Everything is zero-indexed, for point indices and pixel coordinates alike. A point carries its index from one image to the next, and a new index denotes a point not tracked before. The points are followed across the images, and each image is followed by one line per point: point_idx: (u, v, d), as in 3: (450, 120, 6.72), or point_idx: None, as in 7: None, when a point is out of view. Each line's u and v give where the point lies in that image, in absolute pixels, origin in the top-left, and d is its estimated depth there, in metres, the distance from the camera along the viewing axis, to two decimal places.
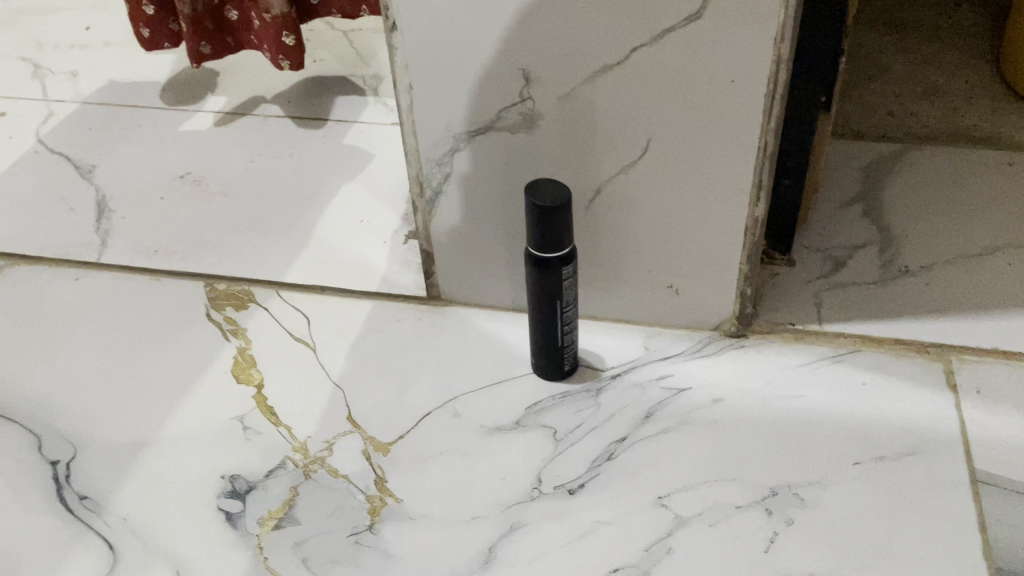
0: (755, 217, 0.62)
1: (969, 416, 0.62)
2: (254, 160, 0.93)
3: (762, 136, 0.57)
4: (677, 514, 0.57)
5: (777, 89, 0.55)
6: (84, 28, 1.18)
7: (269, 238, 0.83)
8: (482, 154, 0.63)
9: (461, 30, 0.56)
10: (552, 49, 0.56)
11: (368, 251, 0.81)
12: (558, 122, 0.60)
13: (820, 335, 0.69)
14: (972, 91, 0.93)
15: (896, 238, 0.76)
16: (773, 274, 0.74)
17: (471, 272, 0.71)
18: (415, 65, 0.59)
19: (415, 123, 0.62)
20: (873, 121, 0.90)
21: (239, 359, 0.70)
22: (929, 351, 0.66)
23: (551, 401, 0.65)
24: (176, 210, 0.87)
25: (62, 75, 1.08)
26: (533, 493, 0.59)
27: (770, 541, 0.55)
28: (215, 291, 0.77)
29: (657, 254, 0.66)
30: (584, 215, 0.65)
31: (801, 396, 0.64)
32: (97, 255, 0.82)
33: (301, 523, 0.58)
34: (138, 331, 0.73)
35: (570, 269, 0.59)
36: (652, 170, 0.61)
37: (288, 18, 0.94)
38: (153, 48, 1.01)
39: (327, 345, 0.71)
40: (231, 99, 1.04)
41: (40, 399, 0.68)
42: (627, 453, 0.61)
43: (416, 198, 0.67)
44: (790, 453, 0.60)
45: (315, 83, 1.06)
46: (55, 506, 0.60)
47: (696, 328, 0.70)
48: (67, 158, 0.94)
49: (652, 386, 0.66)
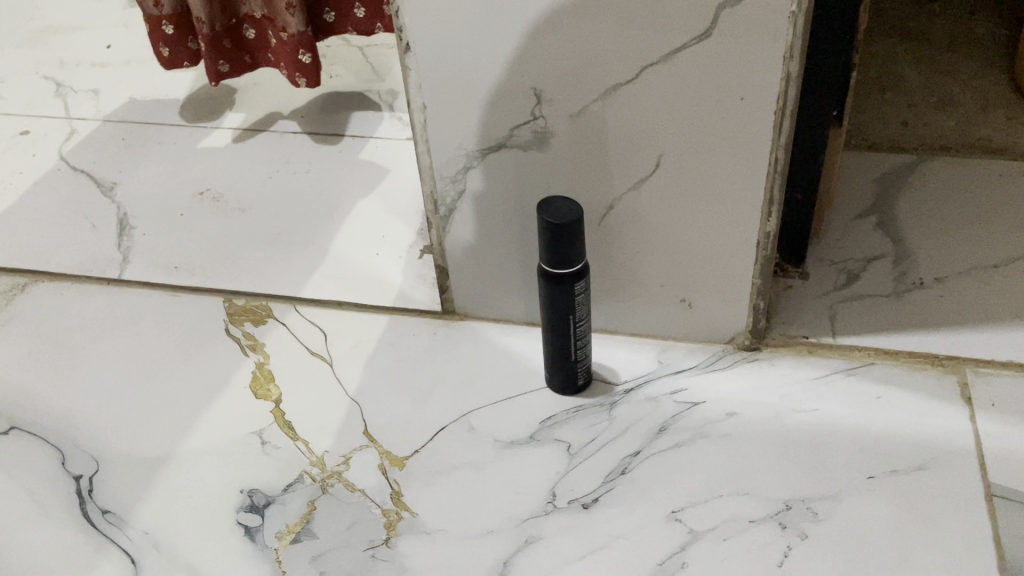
0: (767, 232, 0.62)
1: (984, 429, 0.62)
2: (271, 176, 0.95)
3: (773, 152, 0.58)
4: (691, 529, 0.57)
5: (787, 105, 0.55)
6: (105, 47, 1.20)
7: (286, 254, 0.84)
8: (495, 171, 0.64)
9: (474, 50, 0.57)
10: (563, 68, 0.57)
11: (383, 266, 0.82)
12: (571, 139, 0.60)
13: (834, 348, 0.69)
14: (986, 101, 0.93)
15: (910, 250, 0.76)
16: (786, 286, 0.74)
17: (485, 288, 0.72)
18: (429, 84, 0.60)
19: (429, 142, 0.63)
20: (886, 132, 0.90)
21: (258, 374, 0.71)
22: (943, 364, 0.66)
23: (564, 415, 0.66)
24: (195, 227, 0.88)
25: (84, 93, 1.10)
26: (547, 508, 0.59)
27: (783, 555, 0.55)
28: (233, 307, 0.78)
29: (670, 268, 0.66)
30: (597, 231, 0.66)
31: (815, 409, 0.64)
32: (118, 271, 0.83)
33: (319, 537, 0.59)
34: (159, 347, 0.75)
35: (583, 285, 0.60)
36: (663, 187, 0.62)
37: (305, 36, 0.95)
38: (172, 67, 1.03)
39: (343, 359, 0.72)
40: (250, 115, 1.05)
41: (63, 414, 0.69)
42: (640, 466, 0.62)
43: (430, 215, 0.68)
44: (804, 467, 0.60)
45: (332, 99, 1.07)
46: (79, 520, 0.61)
47: (710, 342, 0.71)
48: (89, 176, 0.96)
49: (665, 400, 0.66)
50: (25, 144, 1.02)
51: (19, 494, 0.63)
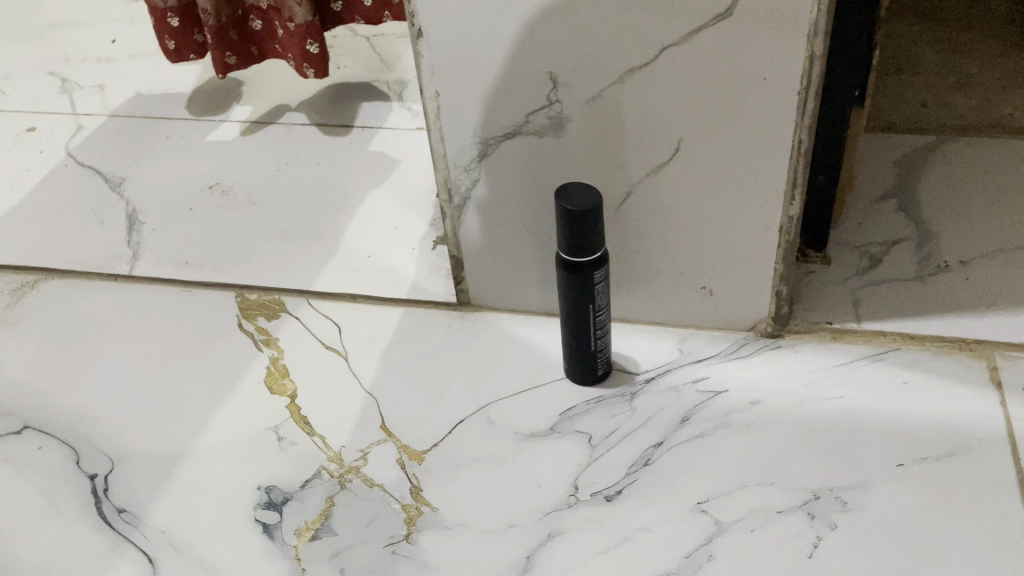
0: (790, 216, 0.61)
1: (1014, 414, 0.60)
2: (281, 169, 0.94)
3: (796, 133, 0.56)
4: (717, 520, 0.56)
5: (811, 85, 0.54)
6: (110, 41, 1.19)
7: (298, 247, 0.83)
8: (509, 158, 0.62)
9: (487, 35, 0.56)
10: (578, 52, 0.55)
11: (396, 257, 0.81)
12: (587, 125, 0.59)
13: (859, 334, 0.67)
14: (1007, 79, 0.91)
15: (933, 232, 0.75)
16: (808, 272, 0.73)
17: (501, 277, 0.71)
18: (442, 70, 0.58)
19: (443, 129, 0.62)
20: (905, 113, 0.88)
21: (272, 369, 0.70)
22: (970, 348, 0.65)
23: (584, 406, 0.65)
24: (204, 221, 0.87)
25: (90, 89, 1.09)
26: (569, 501, 0.58)
27: (813, 546, 0.54)
28: (246, 301, 0.77)
29: (689, 254, 0.65)
30: (614, 217, 0.64)
31: (840, 396, 0.63)
32: (129, 267, 0.82)
33: (339, 534, 0.58)
34: (172, 343, 0.74)
35: (603, 272, 0.59)
36: (683, 172, 0.60)
37: (312, 26, 0.94)
38: (178, 60, 1.01)
39: (359, 353, 0.71)
40: (257, 108, 1.04)
41: (75, 412, 0.68)
42: (664, 457, 0.60)
43: (444, 204, 0.67)
44: (832, 456, 0.59)
45: (340, 90, 1.06)
46: (95, 519, 0.60)
47: (731, 330, 0.69)
48: (96, 171, 0.95)
49: (687, 389, 0.65)
50: (31, 140, 1.01)
51: (35, 494, 0.62)
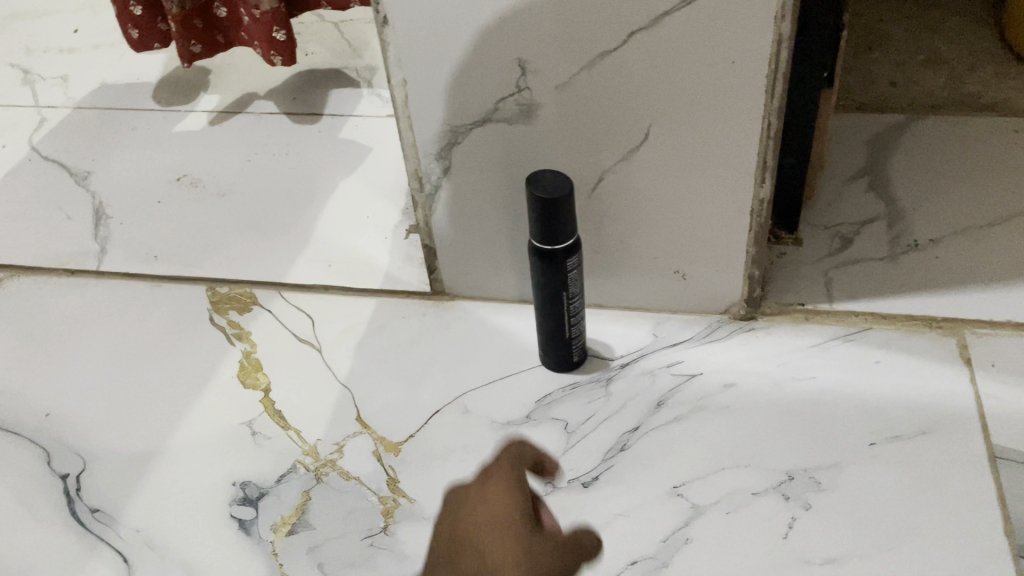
0: (761, 199, 0.61)
1: (984, 391, 0.61)
2: (250, 159, 0.92)
3: (765, 116, 0.56)
4: (694, 504, 0.56)
5: (779, 67, 0.53)
6: (72, 31, 1.17)
7: (269, 238, 0.82)
8: (479, 146, 0.62)
9: (453, 21, 0.55)
10: (546, 36, 0.55)
11: (369, 247, 0.80)
12: (557, 111, 0.59)
13: (831, 314, 0.68)
14: (975, 56, 0.92)
15: (904, 211, 0.75)
16: (780, 253, 0.73)
17: (474, 265, 0.71)
18: (409, 58, 0.58)
19: (412, 117, 0.61)
20: (875, 92, 0.89)
21: (245, 363, 0.69)
22: (941, 326, 0.66)
23: (560, 393, 0.65)
24: (173, 214, 0.86)
25: (53, 80, 1.07)
26: (547, 488, 0.58)
27: (789, 527, 0.54)
28: (217, 295, 0.76)
29: (662, 238, 0.65)
30: (587, 204, 0.64)
31: (814, 377, 0.64)
32: (97, 262, 0.81)
33: (316, 529, 0.58)
34: (143, 339, 0.73)
35: (575, 260, 0.58)
36: (654, 157, 0.60)
37: (279, 12, 0.92)
38: (142, 49, 1.00)
39: (333, 345, 0.70)
40: (225, 97, 1.03)
41: (45, 412, 0.67)
42: (640, 442, 0.61)
43: (416, 193, 0.66)
44: (806, 436, 0.60)
45: (309, 77, 1.05)
46: (68, 520, 0.60)
47: (705, 313, 0.70)
48: (62, 165, 0.93)
49: (662, 373, 0.65)
50: None
51: (6, 496, 0.62)
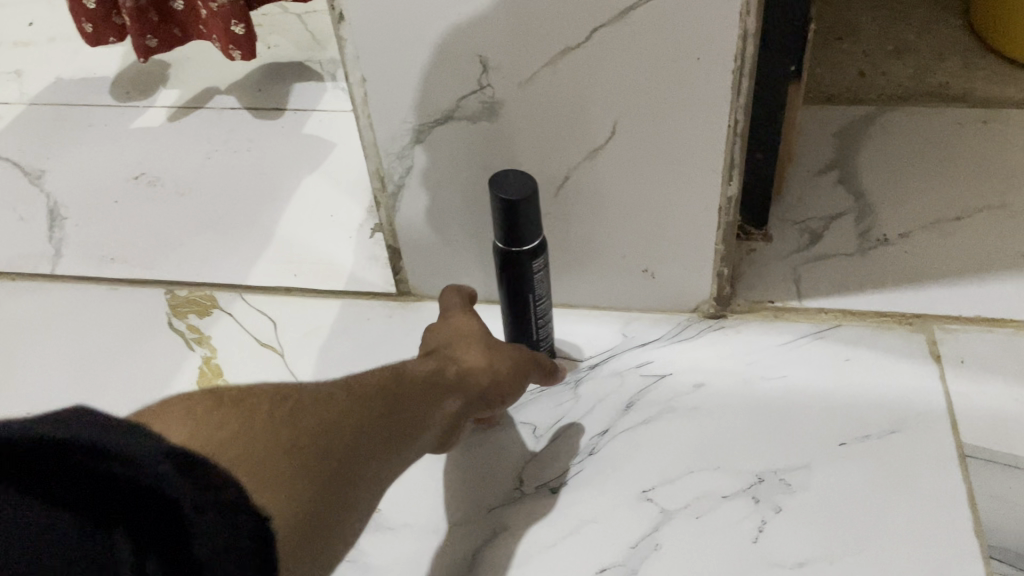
0: (729, 197, 0.60)
1: (954, 388, 0.61)
2: (211, 156, 0.90)
3: (732, 113, 0.55)
4: (663, 508, 0.56)
5: (745, 64, 0.52)
6: (27, 24, 1.13)
7: (231, 239, 0.80)
8: (442, 145, 0.60)
9: (411, 17, 0.53)
10: (507, 33, 0.53)
11: (333, 247, 0.78)
12: (521, 108, 0.57)
13: (800, 311, 0.67)
14: (943, 46, 0.92)
15: (873, 205, 0.75)
16: (749, 250, 0.72)
17: (440, 265, 0.69)
18: (367, 55, 0.56)
19: (372, 115, 0.60)
20: (844, 84, 0.88)
21: (205, 369, 0.67)
22: (911, 321, 0.65)
23: (529, 396, 0.64)
24: (131, 214, 0.84)
25: (6, 76, 1.04)
26: (515, 494, 0.57)
27: (758, 530, 0.54)
28: (176, 299, 0.74)
29: (630, 237, 0.64)
30: (553, 203, 0.63)
31: (784, 376, 0.63)
32: (51, 265, 0.79)
33: None
34: (99, 344, 0.71)
35: (541, 261, 0.57)
36: (620, 155, 0.59)
37: (236, 5, 0.90)
38: (97, 43, 0.97)
39: (295, 349, 0.69)
40: (184, 92, 1.00)
41: None
42: (609, 445, 0.60)
43: (378, 192, 0.65)
44: (776, 437, 0.59)
45: (272, 71, 1.03)
46: None
47: (674, 311, 0.69)
48: (15, 165, 0.91)
49: (631, 374, 0.65)
50: None
51: None
